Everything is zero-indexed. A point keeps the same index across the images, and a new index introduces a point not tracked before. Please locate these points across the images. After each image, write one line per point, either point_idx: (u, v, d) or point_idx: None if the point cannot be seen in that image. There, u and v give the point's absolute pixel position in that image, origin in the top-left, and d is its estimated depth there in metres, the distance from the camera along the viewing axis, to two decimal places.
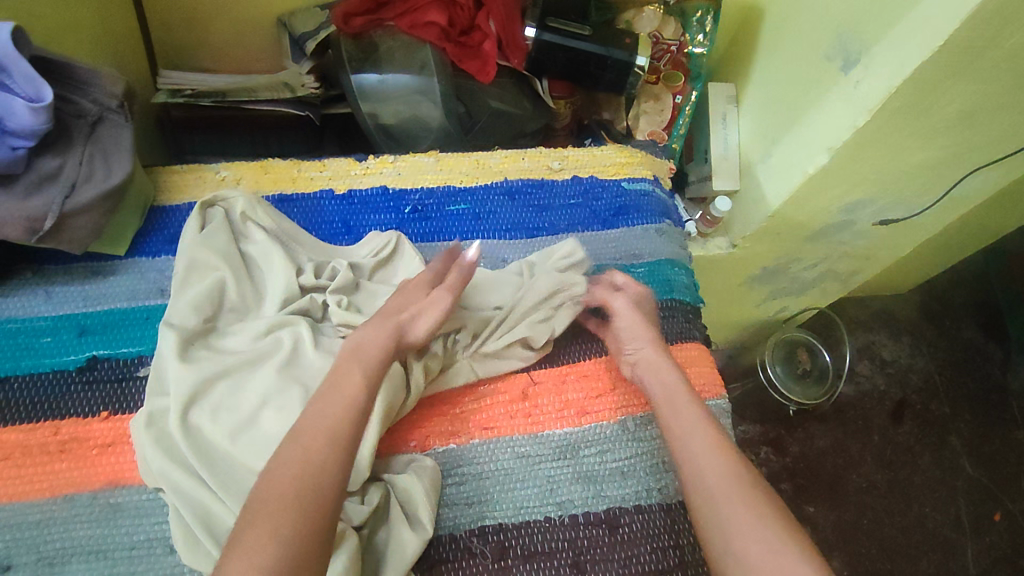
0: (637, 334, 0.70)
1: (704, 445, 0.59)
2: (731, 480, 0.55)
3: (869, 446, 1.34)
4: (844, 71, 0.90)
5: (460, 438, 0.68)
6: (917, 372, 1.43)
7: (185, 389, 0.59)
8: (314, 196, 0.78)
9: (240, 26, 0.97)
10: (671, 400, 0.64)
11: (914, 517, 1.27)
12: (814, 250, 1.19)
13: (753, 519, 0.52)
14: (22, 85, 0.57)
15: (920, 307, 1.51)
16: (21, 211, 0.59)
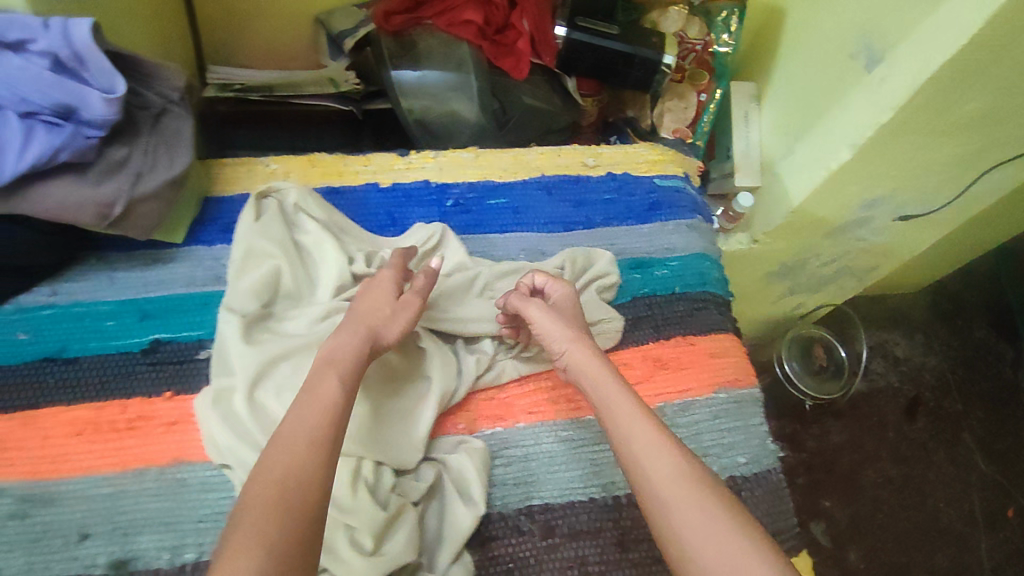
0: (555, 332, 0.66)
1: (648, 447, 0.55)
2: (679, 485, 0.52)
3: (883, 442, 1.36)
4: (869, 69, 0.93)
5: (506, 421, 0.71)
6: (930, 369, 1.46)
7: (250, 369, 0.62)
8: (360, 188, 0.81)
9: (280, 25, 1.00)
10: (607, 401, 0.60)
11: (929, 513, 1.30)
12: (831, 246, 1.22)
13: (708, 523, 0.49)
14: (98, 77, 0.60)
15: (931, 307, 1.53)
16: (93, 197, 0.62)
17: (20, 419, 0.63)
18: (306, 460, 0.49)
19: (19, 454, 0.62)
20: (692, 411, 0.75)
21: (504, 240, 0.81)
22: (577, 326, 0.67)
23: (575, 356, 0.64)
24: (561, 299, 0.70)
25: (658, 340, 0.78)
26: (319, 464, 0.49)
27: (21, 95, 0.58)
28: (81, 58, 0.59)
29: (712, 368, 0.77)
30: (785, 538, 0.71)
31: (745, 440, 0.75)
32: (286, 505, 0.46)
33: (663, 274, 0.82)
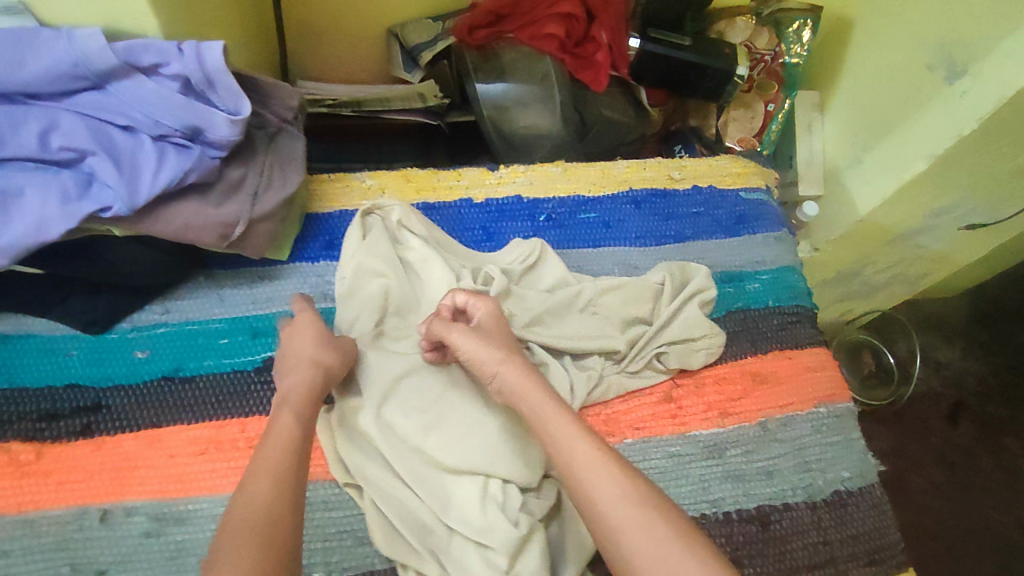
0: (489, 353, 0.62)
1: (592, 471, 0.53)
2: (630, 509, 0.50)
3: (927, 447, 1.34)
4: (949, 81, 0.93)
5: (614, 437, 0.71)
6: (972, 375, 1.43)
7: (375, 390, 0.64)
8: (454, 204, 0.82)
9: (350, 37, 0.99)
10: (543, 422, 0.57)
11: (978, 519, 1.28)
12: (888, 255, 1.18)
13: (664, 547, 0.48)
14: (224, 99, 0.60)
15: (971, 311, 1.50)
16: (216, 218, 0.63)
17: (146, 437, 0.65)
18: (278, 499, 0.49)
19: (147, 473, 0.63)
20: (794, 426, 0.75)
21: (598, 256, 0.82)
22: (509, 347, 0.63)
23: (507, 376, 0.61)
24: (484, 319, 0.66)
25: (756, 354, 0.78)
26: (284, 505, 0.50)
27: (154, 119, 0.59)
28: (210, 81, 0.59)
29: (811, 382, 0.78)
30: (892, 554, 0.71)
31: (847, 454, 0.75)
32: (259, 545, 0.47)
33: (757, 288, 0.83)
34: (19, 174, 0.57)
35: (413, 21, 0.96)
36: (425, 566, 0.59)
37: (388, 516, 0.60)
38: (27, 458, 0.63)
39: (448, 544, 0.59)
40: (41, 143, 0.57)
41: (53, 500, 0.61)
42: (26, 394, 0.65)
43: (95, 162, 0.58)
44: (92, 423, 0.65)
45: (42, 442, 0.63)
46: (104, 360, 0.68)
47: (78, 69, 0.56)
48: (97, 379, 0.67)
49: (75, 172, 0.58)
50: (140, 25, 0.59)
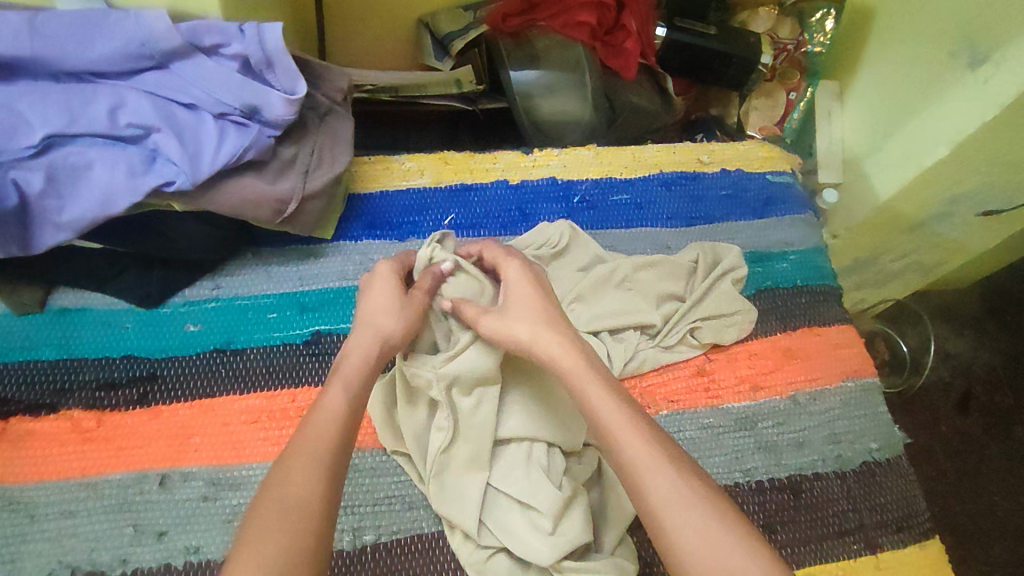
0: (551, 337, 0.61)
1: (646, 462, 0.52)
2: (681, 501, 0.49)
3: (936, 435, 1.33)
4: (971, 68, 0.94)
5: (651, 409, 0.74)
6: (981, 364, 1.41)
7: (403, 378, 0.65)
8: (490, 186, 0.84)
9: (380, 22, 0.99)
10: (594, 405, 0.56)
11: (984, 505, 1.27)
12: (904, 243, 1.17)
13: (713, 535, 0.47)
14: (281, 79, 0.63)
15: (981, 301, 1.47)
16: (271, 194, 0.65)
17: (199, 407, 0.66)
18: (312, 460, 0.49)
19: (202, 440, 0.64)
20: (824, 400, 0.78)
21: (632, 235, 0.85)
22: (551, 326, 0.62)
23: (546, 345, 0.60)
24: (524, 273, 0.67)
25: (785, 330, 0.81)
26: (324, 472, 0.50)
27: (215, 97, 0.61)
28: (269, 61, 0.62)
29: (839, 359, 0.80)
30: (920, 523, 0.73)
31: (875, 428, 0.77)
32: (298, 503, 0.47)
33: (785, 267, 0.86)
34: (88, 150, 0.59)
35: (445, 11, 0.98)
36: (474, 524, 0.61)
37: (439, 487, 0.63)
38: (89, 425, 0.64)
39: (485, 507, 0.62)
40: (110, 119, 0.59)
41: (115, 464, 0.62)
42: (85, 364, 0.67)
43: (159, 139, 0.60)
44: (149, 392, 0.66)
45: (102, 410, 0.65)
46: (158, 332, 0.69)
47: (145, 49, 0.58)
48: (153, 351, 0.68)
49: (140, 148, 0.60)
50: (202, 6, 0.61)
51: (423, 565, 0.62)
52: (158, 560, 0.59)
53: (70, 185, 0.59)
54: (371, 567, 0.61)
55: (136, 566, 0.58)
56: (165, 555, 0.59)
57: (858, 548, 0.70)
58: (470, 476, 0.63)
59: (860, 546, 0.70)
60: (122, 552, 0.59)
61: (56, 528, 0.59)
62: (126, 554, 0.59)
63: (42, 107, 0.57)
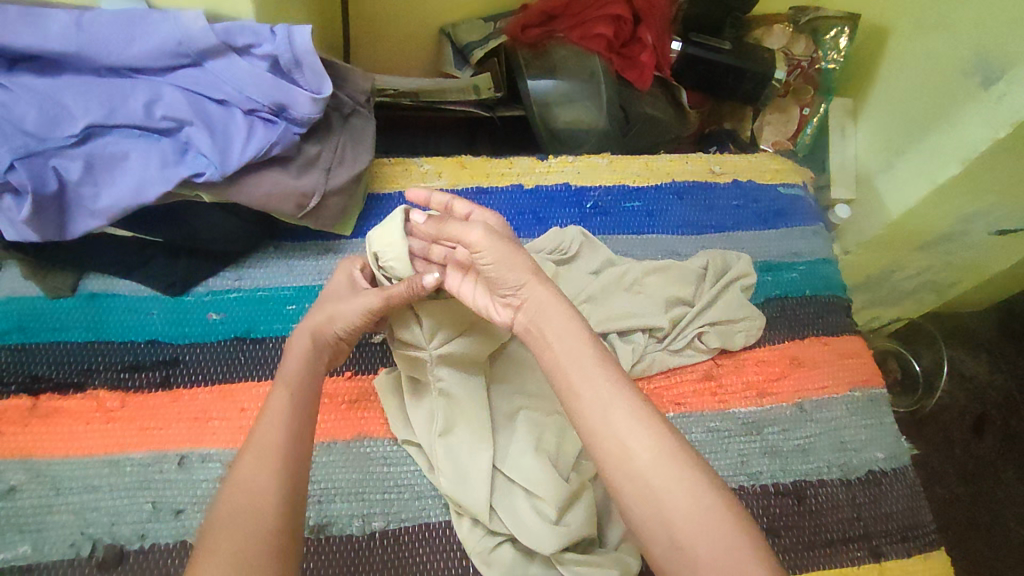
0: (534, 303, 0.56)
1: (619, 417, 0.49)
2: (667, 466, 0.46)
3: (951, 459, 1.32)
4: (984, 87, 0.95)
5: (657, 411, 0.75)
6: (996, 389, 1.40)
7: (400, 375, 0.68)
8: (505, 189, 0.87)
9: (406, 26, 1.03)
10: (563, 358, 0.53)
11: (999, 531, 1.25)
12: (918, 260, 1.17)
13: (698, 506, 0.45)
14: (308, 79, 0.66)
15: (998, 325, 1.46)
16: (296, 189, 0.68)
17: (219, 391, 0.68)
18: None
19: (221, 424, 0.67)
20: (830, 408, 0.78)
21: (643, 242, 0.87)
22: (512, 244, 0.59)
23: (529, 307, 0.56)
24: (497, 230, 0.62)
25: (793, 338, 0.82)
26: None
27: (245, 95, 0.64)
28: (298, 61, 0.65)
29: (847, 368, 0.81)
30: (925, 533, 0.73)
31: (881, 437, 0.78)
32: None
33: (794, 276, 0.87)
34: (123, 140, 0.62)
35: (466, 22, 1.02)
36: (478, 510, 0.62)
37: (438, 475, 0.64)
38: (113, 405, 0.66)
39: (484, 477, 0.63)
40: (146, 112, 0.62)
41: (137, 443, 0.65)
42: (112, 346, 0.69)
43: (191, 132, 0.63)
44: (171, 376, 0.69)
45: (126, 391, 0.67)
46: (182, 319, 0.72)
47: (181, 47, 0.62)
48: (176, 336, 0.71)
49: (173, 140, 0.63)
50: (238, 9, 0.65)
51: (429, 553, 0.63)
52: (174, 537, 0.61)
53: (106, 173, 0.62)
54: (379, 553, 0.63)
55: (153, 541, 0.60)
56: (181, 532, 0.61)
57: (861, 555, 0.70)
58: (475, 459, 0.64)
59: (863, 554, 0.70)
60: (140, 528, 0.61)
61: (78, 502, 0.61)
62: (143, 531, 0.61)
63: (84, 99, 0.61)
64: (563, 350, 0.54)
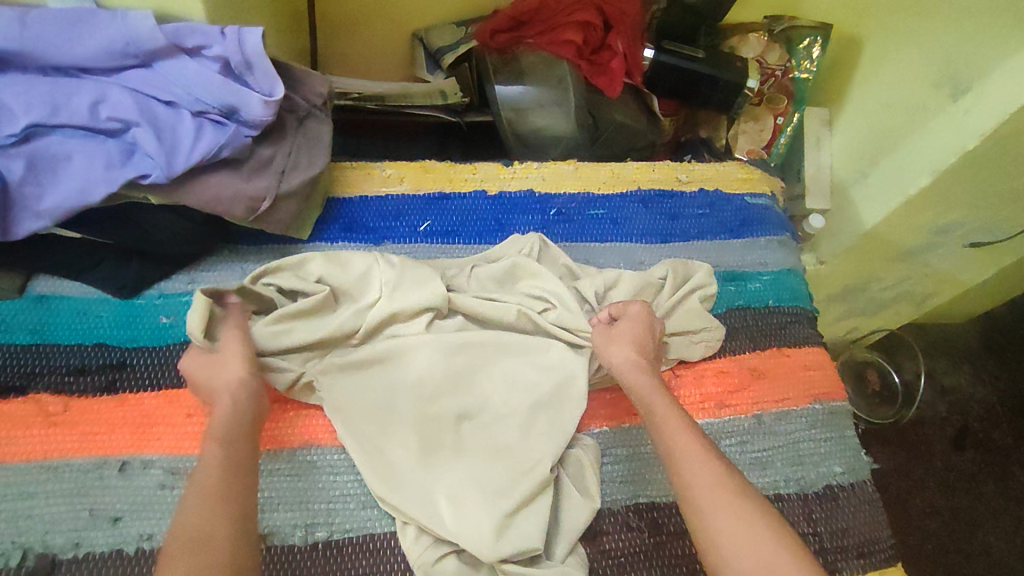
0: (637, 368, 0.68)
1: (688, 458, 0.59)
2: (720, 491, 0.56)
3: (931, 472, 1.31)
4: (953, 98, 0.96)
5: (613, 421, 0.74)
6: (978, 402, 1.39)
7: (339, 383, 0.67)
8: (469, 196, 0.86)
9: (376, 29, 1.03)
10: (649, 409, 0.65)
11: (977, 545, 1.24)
12: (895, 271, 1.17)
13: (745, 524, 0.54)
14: (260, 81, 0.65)
15: (980, 337, 1.46)
16: (245, 192, 0.67)
17: (166, 396, 0.67)
18: None
19: (165, 429, 0.66)
20: (789, 421, 0.78)
21: (605, 250, 0.87)
22: (641, 354, 0.70)
23: (628, 373, 0.68)
24: (632, 317, 0.73)
25: (754, 350, 0.82)
26: None
27: (194, 96, 0.64)
28: (249, 63, 0.64)
29: (809, 381, 0.81)
30: (883, 548, 0.73)
31: (841, 450, 0.77)
32: None
33: (758, 287, 0.87)
34: (68, 141, 0.62)
35: (439, 27, 1.02)
36: (412, 513, 0.61)
37: (374, 473, 0.64)
38: (55, 409, 0.65)
39: (431, 472, 0.63)
40: (91, 112, 0.61)
41: (77, 449, 0.64)
42: (57, 350, 0.68)
43: (137, 133, 0.62)
44: (116, 380, 0.67)
45: (69, 395, 0.66)
46: (131, 323, 0.71)
47: (129, 47, 0.61)
48: (124, 340, 0.70)
49: (119, 142, 0.63)
50: (188, 10, 0.64)
51: (373, 564, 0.62)
52: (110, 546, 0.60)
53: (50, 174, 0.61)
54: (321, 564, 0.62)
55: (88, 549, 0.59)
56: (118, 540, 0.60)
57: None
58: (413, 462, 0.64)
59: None
60: (75, 535, 0.60)
61: (13, 509, 0.60)
62: (78, 539, 0.60)
63: (27, 98, 0.60)
64: (655, 404, 0.65)
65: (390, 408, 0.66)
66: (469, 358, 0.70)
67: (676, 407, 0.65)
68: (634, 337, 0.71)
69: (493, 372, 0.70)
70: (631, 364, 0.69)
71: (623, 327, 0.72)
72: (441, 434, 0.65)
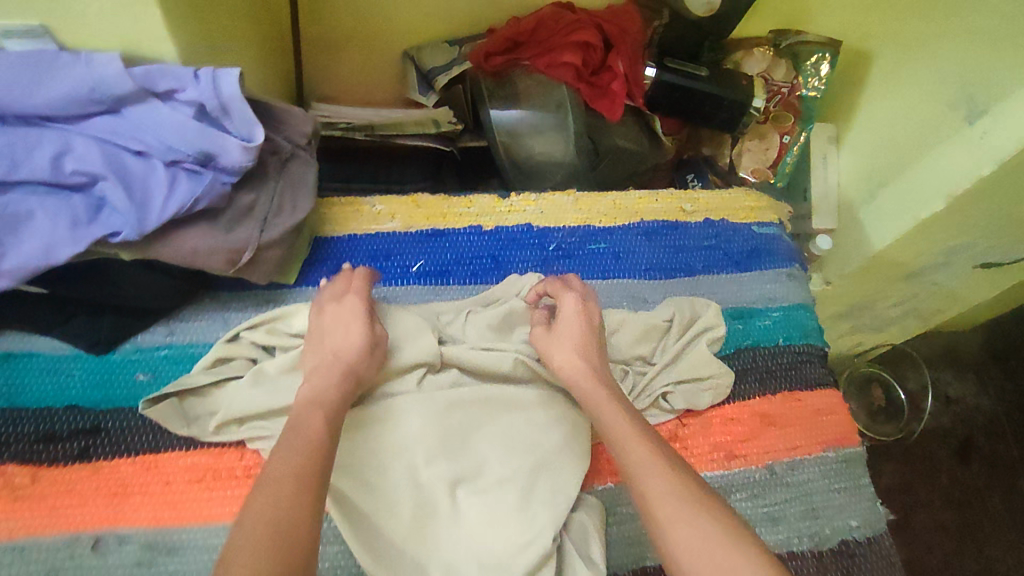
0: (584, 372, 0.65)
1: (641, 465, 0.55)
2: (676, 504, 0.52)
3: (936, 488, 1.28)
4: (969, 122, 0.91)
5: (618, 476, 0.70)
6: (982, 412, 1.36)
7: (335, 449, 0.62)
8: (463, 232, 0.82)
9: (363, 49, 0.97)
10: (601, 416, 0.61)
11: (982, 561, 1.22)
12: (902, 290, 1.14)
13: (700, 535, 0.50)
14: (238, 125, 0.60)
15: (985, 346, 1.43)
16: (225, 244, 0.63)
17: (143, 463, 0.63)
18: (237, 537, 0.45)
19: (142, 500, 0.62)
20: (802, 470, 0.74)
21: (608, 287, 0.83)
22: (586, 355, 0.66)
23: (579, 379, 0.65)
24: (569, 313, 0.69)
25: (764, 394, 0.78)
26: None
27: (166, 144, 0.59)
28: (225, 108, 0.59)
29: (821, 426, 0.77)
30: None
31: (854, 503, 0.74)
32: None
33: (768, 325, 0.83)
34: (30, 198, 0.57)
35: (431, 45, 0.96)
36: None
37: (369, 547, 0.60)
38: (22, 481, 0.61)
39: (428, 544, 0.60)
40: (53, 167, 0.56)
41: (44, 526, 0.59)
42: (24, 415, 0.64)
43: (105, 187, 0.57)
44: (90, 447, 0.63)
45: (38, 465, 0.62)
46: (106, 382, 0.66)
47: (94, 94, 0.56)
48: (97, 401, 0.66)
49: (85, 197, 0.58)
50: (157, 51, 0.59)
51: None
52: None
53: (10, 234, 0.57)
54: None
55: None
56: None
57: None
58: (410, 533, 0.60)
59: None
60: None
61: None
62: None
63: None
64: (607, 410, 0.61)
65: (386, 474, 0.62)
66: (469, 415, 0.66)
67: (627, 408, 0.62)
68: (576, 338, 0.67)
69: (494, 429, 0.67)
70: (579, 369, 0.65)
71: (565, 326, 0.68)
72: (439, 501, 0.62)
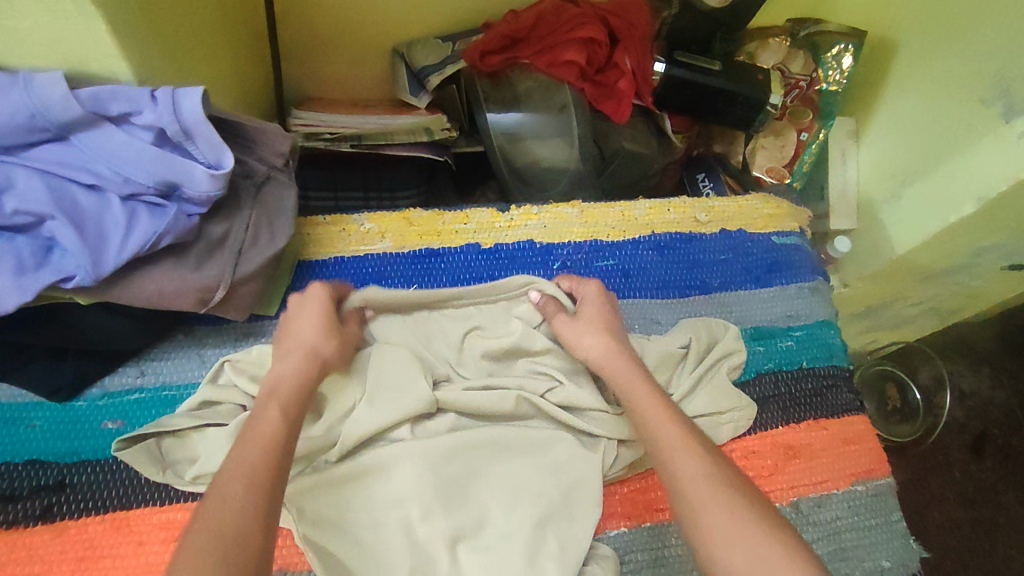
0: (611, 356, 0.61)
1: (672, 447, 0.53)
2: (706, 487, 0.49)
3: (949, 482, 1.20)
4: (1005, 118, 0.84)
5: (632, 521, 0.65)
6: (997, 406, 1.27)
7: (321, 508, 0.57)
8: (460, 250, 0.75)
9: (347, 47, 0.90)
10: (631, 397, 0.58)
11: (999, 561, 1.14)
12: (922, 290, 1.06)
13: (735, 521, 0.47)
14: (205, 151, 0.54)
15: (1001, 336, 1.33)
16: (194, 282, 0.57)
17: (112, 522, 0.58)
18: None
19: (112, 564, 0.56)
20: (829, 507, 0.69)
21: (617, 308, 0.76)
22: (614, 338, 0.63)
23: (607, 362, 0.61)
24: (588, 300, 0.67)
25: (788, 424, 0.72)
26: None
27: (123, 176, 0.52)
28: (188, 133, 0.53)
29: (849, 457, 0.72)
30: None
31: (887, 540, 0.69)
32: None
33: (790, 346, 0.77)
34: None
35: (423, 42, 0.88)
36: None
37: None
38: None
39: None
40: None
41: None
42: None
43: (55, 227, 0.51)
44: (55, 505, 0.58)
45: None
46: (72, 432, 0.61)
47: (37, 122, 0.49)
48: (63, 454, 0.60)
49: (32, 238, 0.51)
50: (108, 68, 0.52)
51: None
52: None
53: None
54: None
55: None
56: None
57: None
58: None
59: None
60: None
61: None
62: None
63: None
64: (637, 393, 0.58)
65: (376, 533, 0.57)
66: (468, 459, 0.61)
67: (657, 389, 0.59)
68: (599, 324, 0.64)
69: (496, 474, 0.61)
70: (608, 354, 0.62)
71: (587, 312, 0.65)
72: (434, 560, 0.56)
